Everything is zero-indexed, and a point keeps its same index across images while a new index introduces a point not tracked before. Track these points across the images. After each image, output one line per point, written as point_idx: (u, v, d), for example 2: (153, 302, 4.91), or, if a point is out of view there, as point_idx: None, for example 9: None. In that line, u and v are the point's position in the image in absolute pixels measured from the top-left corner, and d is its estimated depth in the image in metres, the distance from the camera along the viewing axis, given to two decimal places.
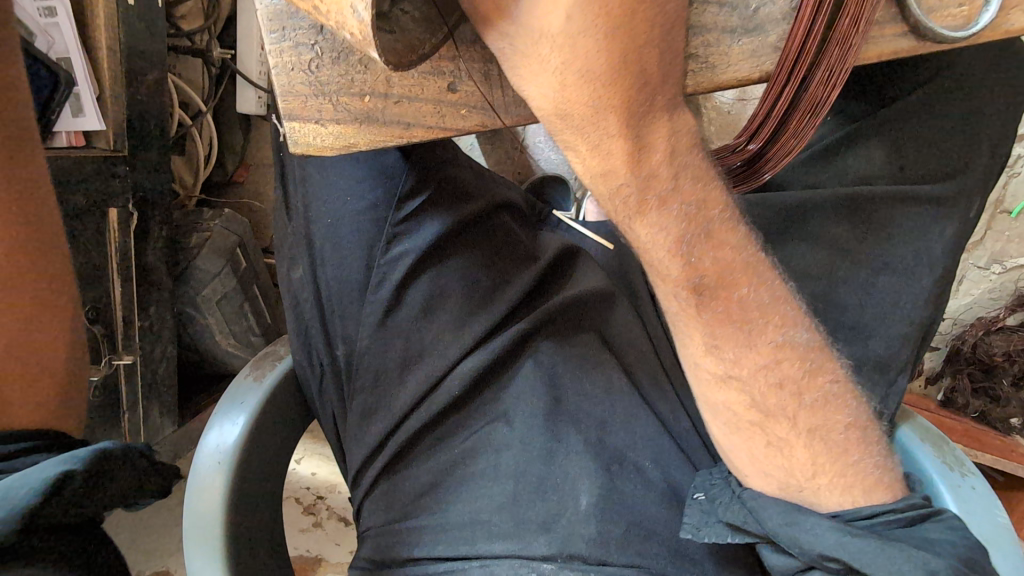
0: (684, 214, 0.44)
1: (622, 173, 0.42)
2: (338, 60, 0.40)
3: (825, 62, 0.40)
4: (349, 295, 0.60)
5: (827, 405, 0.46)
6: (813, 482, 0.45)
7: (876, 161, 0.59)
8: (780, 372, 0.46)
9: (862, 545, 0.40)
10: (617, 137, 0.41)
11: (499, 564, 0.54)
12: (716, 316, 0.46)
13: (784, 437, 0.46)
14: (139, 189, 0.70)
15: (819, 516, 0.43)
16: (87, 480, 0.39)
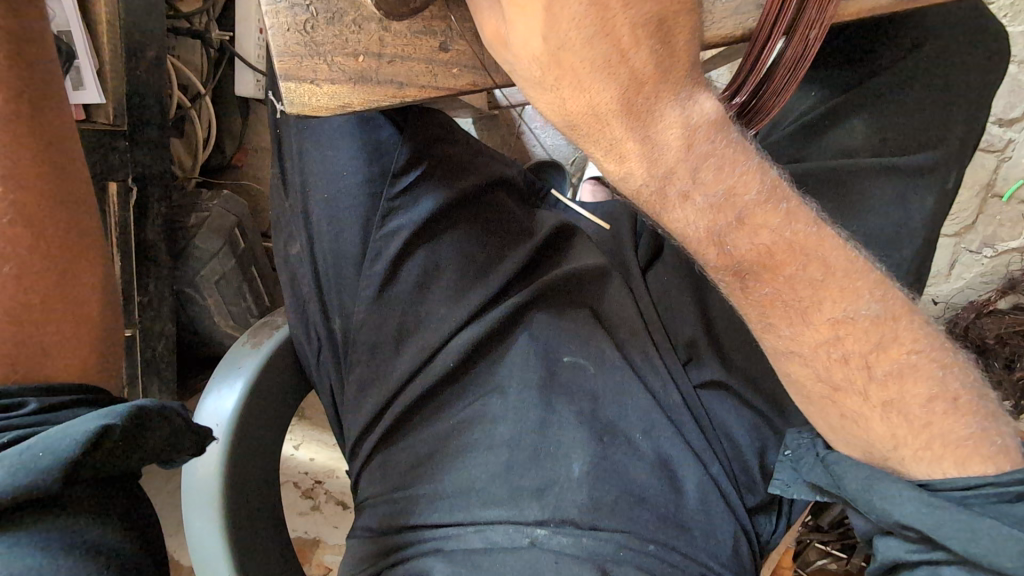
0: (711, 203, 0.45)
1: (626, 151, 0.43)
2: (333, 21, 0.41)
3: (804, 20, 0.41)
4: (346, 268, 0.62)
5: (902, 378, 0.46)
6: (898, 452, 0.47)
7: (858, 135, 0.59)
8: (842, 348, 0.46)
9: (942, 517, 0.42)
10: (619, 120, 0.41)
11: (494, 530, 0.55)
12: (765, 299, 0.47)
13: (858, 412, 0.47)
14: (139, 165, 0.71)
15: (904, 486, 0.45)
16: (125, 439, 0.39)
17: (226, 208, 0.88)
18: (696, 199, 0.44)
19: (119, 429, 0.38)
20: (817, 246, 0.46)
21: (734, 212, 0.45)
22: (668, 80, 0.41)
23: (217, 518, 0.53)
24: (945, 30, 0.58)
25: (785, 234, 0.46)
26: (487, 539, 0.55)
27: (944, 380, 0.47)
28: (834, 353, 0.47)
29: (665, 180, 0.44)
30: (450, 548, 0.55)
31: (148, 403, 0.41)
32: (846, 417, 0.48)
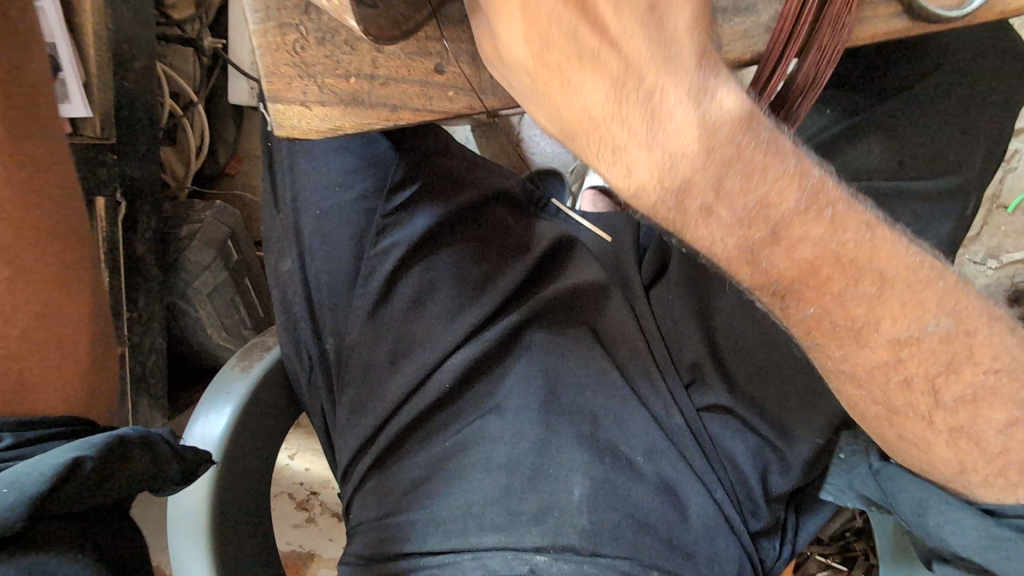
0: (739, 218, 0.41)
1: (634, 164, 0.39)
2: (324, 41, 0.39)
3: (819, 41, 0.39)
4: (339, 286, 0.60)
5: (974, 403, 0.43)
6: (960, 477, 0.46)
7: (875, 155, 0.58)
8: (904, 373, 0.43)
9: (999, 550, 0.43)
10: (627, 128, 0.38)
11: (492, 556, 0.53)
12: (810, 322, 0.44)
13: (920, 436, 0.45)
14: (127, 178, 0.69)
15: (963, 511, 0.45)
16: (100, 467, 0.38)
17: (219, 218, 0.86)
18: (721, 212, 0.40)
19: (94, 457, 0.37)
20: (870, 256, 0.42)
21: (764, 226, 0.41)
22: (671, 73, 0.37)
23: (201, 548, 0.51)
24: (962, 51, 0.57)
25: (830, 250, 0.41)
26: (486, 565, 0.53)
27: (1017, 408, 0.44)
28: (896, 378, 0.44)
29: (682, 193, 0.40)
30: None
31: (127, 430, 0.40)
32: (905, 440, 0.46)
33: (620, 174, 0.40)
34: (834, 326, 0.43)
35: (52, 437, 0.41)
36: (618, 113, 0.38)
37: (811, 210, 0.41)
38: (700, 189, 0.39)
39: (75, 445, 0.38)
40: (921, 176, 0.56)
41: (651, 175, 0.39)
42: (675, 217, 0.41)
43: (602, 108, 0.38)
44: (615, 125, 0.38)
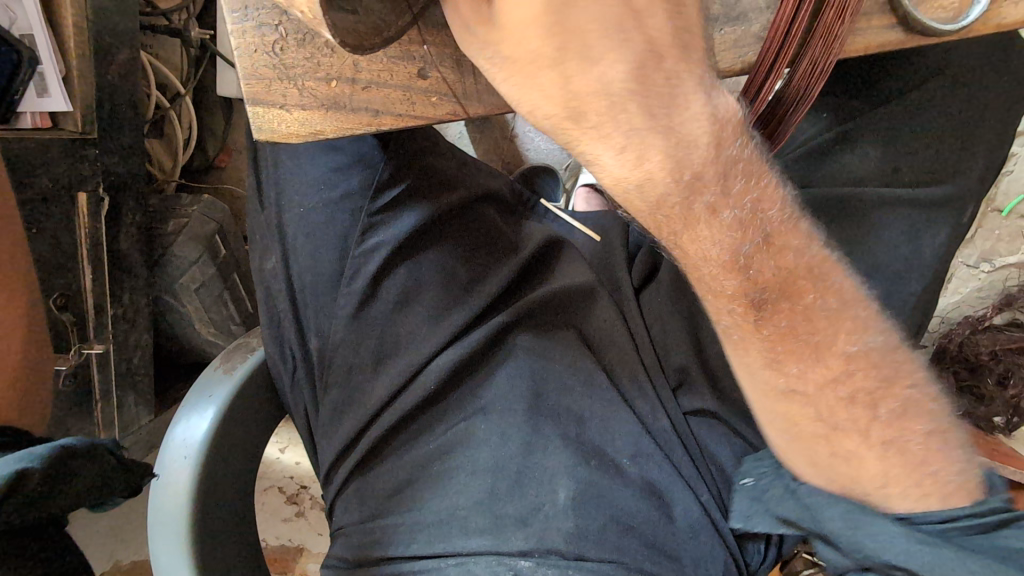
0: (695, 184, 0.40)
1: (602, 134, 0.38)
2: (303, 43, 0.38)
3: (809, 53, 0.39)
4: (323, 288, 0.59)
5: (905, 414, 0.44)
6: (883, 490, 0.44)
7: (872, 161, 0.56)
8: (849, 386, 0.44)
9: (933, 552, 0.41)
10: (606, 96, 0.37)
11: (476, 562, 0.53)
12: (779, 332, 0.43)
13: (852, 450, 0.44)
14: (110, 173, 0.68)
15: (887, 519, 0.43)
16: (47, 477, 0.45)
17: (207, 213, 0.85)
18: (686, 194, 0.40)
19: None
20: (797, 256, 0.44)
21: (717, 216, 0.41)
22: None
23: (179, 551, 0.50)
24: (960, 56, 0.56)
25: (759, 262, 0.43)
26: (469, 571, 0.52)
27: (936, 420, 0.45)
28: (840, 392, 0.44)
29: (639, 143, 0.38)
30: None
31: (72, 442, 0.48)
32: (837, 457, 0.44)
33: (586, 144, 0.39)
34: (775, 327, 0.43)
35: None
36: (604, 80, 0.37)
37: (747, 223, 0.42)
38: (668, 167, 0.39)
39: None
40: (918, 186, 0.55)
41: (622, 149, 0.38)
42: (637, 191, 0.40)
43: (586, 73, 0.36)
44: (595, 93, 0.37)
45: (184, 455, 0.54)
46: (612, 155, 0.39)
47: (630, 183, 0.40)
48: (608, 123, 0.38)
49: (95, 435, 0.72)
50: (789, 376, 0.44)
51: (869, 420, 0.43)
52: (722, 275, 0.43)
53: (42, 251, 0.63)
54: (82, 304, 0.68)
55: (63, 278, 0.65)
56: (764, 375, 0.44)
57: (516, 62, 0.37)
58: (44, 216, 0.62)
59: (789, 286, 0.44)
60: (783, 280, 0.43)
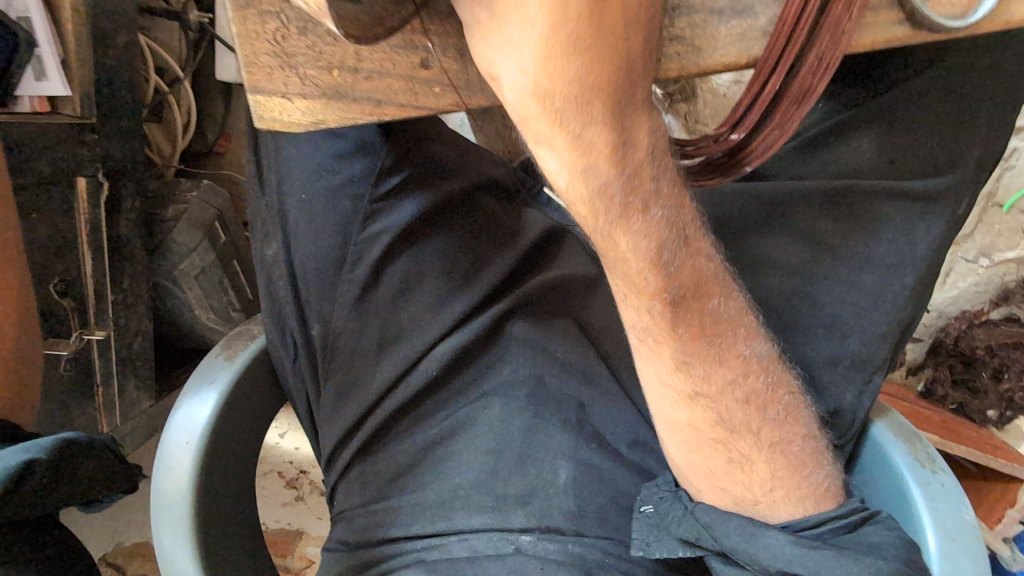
0: (618, 186, 0.40)
1: (547, 135, 0.37)
2: (306, 31, 0.38)
3: (813, 48, 0.39)
4: (326, 274, 0.59)
5: (787, 419, 0.49)
6: (768, 496, 0.48)
7: (865, 152, 0.57)
8: (745, 389, 0.48)
9: (816, 555, 0.43)
10: (559, 96, 0.35)
11: (477, 538, 0.53)
12: (689, 334, 0.47)
13: (745, 454, 0.48)
14: (108, 158, 0.67)
15: (772, 529, 0.46)
16: (51, 468, 0.47)
17: (207, 199, 0.85)
18: (604, 205, 0.40)
19: (44, 459, 0.46)
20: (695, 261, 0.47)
21: (628, 231, 0.42)
22: None
23: (184, 533, 0.51)
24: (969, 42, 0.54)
25: (669, 275, 0.45)
26: (471, 548, 0.53)
27: (809, 423, 0.51)
28: (736, 394, 0.48)
29: (570, 125, 0.36)
30: (433, 558, 0.53)
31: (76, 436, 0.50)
32: (734, 462, 0.48)
33: (529, 136, 0.38)
34: (682, 331, 0.46)
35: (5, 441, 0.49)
36: (565, 81, 0.34)
37: (648, 239, 0.43)
38: (598, 177, 0.39)
39: (26, 449, 0.47)
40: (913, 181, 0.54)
41: (565, 150, 0.37)
42: (564, 192, 0.40)
43: (551, 67, 0.34)
44: (551, 91, 0.35)
45: (188, 442, 0.54)
46: (553, 155, 0.38)
47: (561, 184, 0.39)
48: (552, 126, 0.36)
49: (98, 419, 0.73)
50: (692, 380, 0.47)
51: (758, 422, 0.48)
52: (622, 287, 0.45)
53: (42, 235, 0.62)
54: (83, 289, 0.68)
55: (63, 265, 0.65)
56: (670, 382, 0.48)
57: (488, 46, 0.35)
58: (43, 202, 0.62)
59: (695, 301, 0.47)
60: (692, 295, 0.46)
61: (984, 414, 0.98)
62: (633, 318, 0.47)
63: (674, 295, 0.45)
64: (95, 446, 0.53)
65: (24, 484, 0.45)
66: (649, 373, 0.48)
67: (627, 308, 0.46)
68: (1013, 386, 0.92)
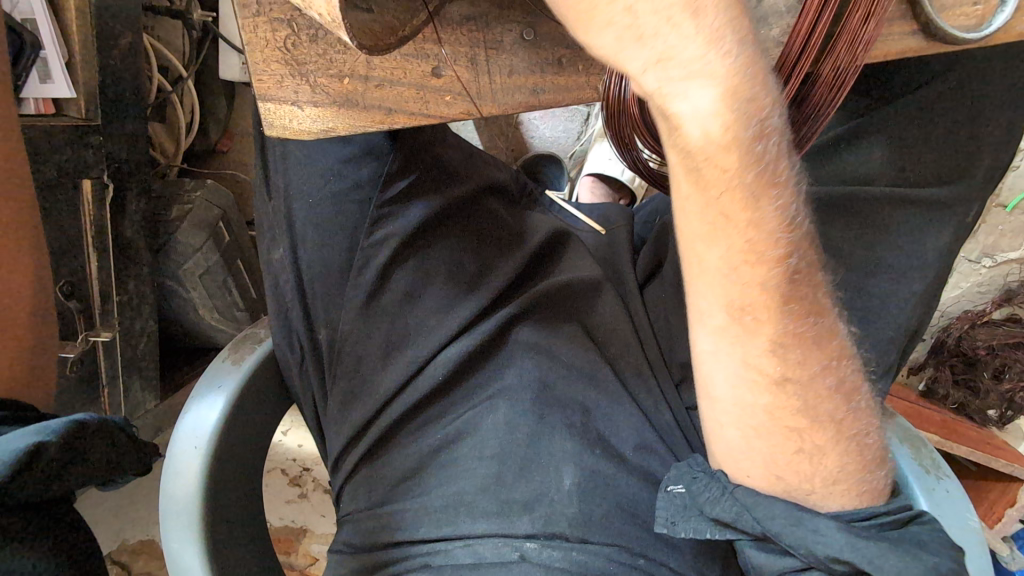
0: (760, 121, 0.38)
1: (700, 63, 0.36)
2: (317, 39, 0.37)
3: (833, 57, 0.39)
4: (333, 279, 0.59)
5: (863, 412, 0.47)
6: (821, 487, 0.46)
7: (876, 162, 0.57)
8: (835, 374, 0.46)
9: (869, 545, 0.41)
10: (707, 8, 0.35)
11: (482, 543, 0.53)
12: (795, 313, 0.44)
13: (819, 445, 0.46)
14: (113, 159, 0.67)
15: (821, 517, 0.44)
16: (61, 453, 0.45)
17: (210, 199, 0.84)
18: (758, 144, 0.39)
19: (54, 443, 0.44)
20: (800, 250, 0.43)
21: (772, 182, 0.40)
22: None
23: (192, 537, 0.51)
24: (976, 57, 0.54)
25: (794, 238, 0.42)
26: (476, 554, 0.53)
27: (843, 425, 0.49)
28: (827, 381, 0.45)
29: (717, 47, 0.36)
30: (438, 563, 0.53)
31: (89, 420, 0.48)
32: (802, 453, 0.46)
33: (676, 73, 0.36)
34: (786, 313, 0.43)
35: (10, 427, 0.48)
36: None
37: (784, 193, 0.41)
38: (756, 108, 0.37)
39: (37, 431, 0.45)
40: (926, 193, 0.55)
41: (723, 77, 0.36)
42: (720, 137, 0.37)
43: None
44: (700, 4, 0.35)
45: (195, 446, 0.54)
46: (706, 92, 0.36)
47: (717, 126, 0.37)
48: (706, 47, 0.35)
49: (104, 420, 0.73)
50: (785, 365, 0.44)
51: (843, 411, 0.46)
52: (738, 254, 0.42)
53: (50, 238, 0.62)
54: (89, 291, 0.67)
55: (70, 267, 0.64)
56: (756, 365, 0.45)
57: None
58: (51, 204, 0.61)
59: (806, 272, 0.44)
60: (803, 262, 0.44)
61: (984, 412, 0.97)
62: (735, 296, 0.43)
63: (795, 263, 0.42)
64: (110, 429, 0.51)
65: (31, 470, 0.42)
66: (728, 354, 0.45)
67: (735, 285, 0.43)
68: (1015, 386, 0.91)
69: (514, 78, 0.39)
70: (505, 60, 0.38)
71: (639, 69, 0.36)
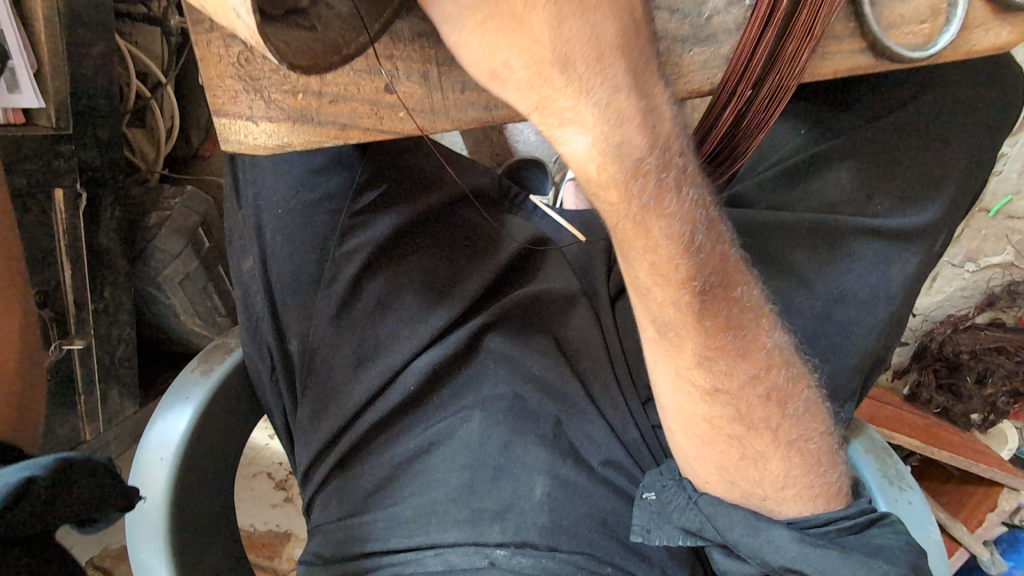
0: (640, 163, 0.37)
1: (573, 113, 0.35)
2: (270, 54, 0.37)
3: (776, 74, 0.37)
4: (303, 288, 0.58)
5: (805, 416, 0.47)
6: (779, 493, 0.47)
7: (846, 187, 0.55)
8: (766, 383, 0.46)
9: (824, 554, 0.42)
10: (580, 59, 0.34)
11: (454, 551, 0.53)
12: (716, 326, 0.44)
13: (758, 450, 0.46)
14: (86, 168, 0.67)
15: (779, 525, 0.45)
16: (50, 490, 0.41)
17: (190, 206, 0.84)
18: (639, 184, 0.38)
19: (44, 478, 0.41)
20: (719, 266, 0.43)
21: (662, 217, 0.39)
22: None
23: (159, 549, 0.51)
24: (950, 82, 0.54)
25: (699, 260, 0.41)
26: (447, 562, 0.53)
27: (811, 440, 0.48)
28: (757, 390, 0.46)
29: (590, 91, 0.35)
30: (409, 572, 0.53)
31: (76, 456, 0.44)
32: (746, 459, 0.46)
33: (553, 120, 0.36)
34: (705, 327, 0.43)
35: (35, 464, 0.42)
36: (585, 42, 0.33)
37: (682, 222, 0.40)
38: (632, 152, 0.36)
39: (22, 468, 0.41)
40: (889, 212, 0.54)
41: (596, 123, 0.35)
42: (597, 178, 0.38)
43: (566, 33, 0.33)
44: (572, 57, 0.33)
45: (162, 457, 0.54)
46: (581, 136, 0.36)
47: (592, 169, 0.37)
48: (577, 98, 0.35)
49: (80, 427, 0.73)
50: (712, 377, 0.45)
51: (777, 420, 0.46)
52: (648, 276, 0.41)
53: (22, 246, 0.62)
54: (61, 300, 0.67)
55: (42, 275, 0.65)
56: (687, 377, 0.45)
57: (489, 33, 0.33)
58: (21, 214, 0.61)
59: (721, 290, 0.43)
60: (717, 281, 0.43)
61: (967, 417, 0.96)
62: (656, 310, 0.43)
63: (703, 282, 0.42)
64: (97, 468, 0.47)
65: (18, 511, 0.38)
66: (665, 367, 0.46)
67: (650, 301, 0.43)
68: (997, 390, 0.90)
69: (467, 95, 0.38)
70: (457, 77, 0.38)
71: (523, 111, 0.36)
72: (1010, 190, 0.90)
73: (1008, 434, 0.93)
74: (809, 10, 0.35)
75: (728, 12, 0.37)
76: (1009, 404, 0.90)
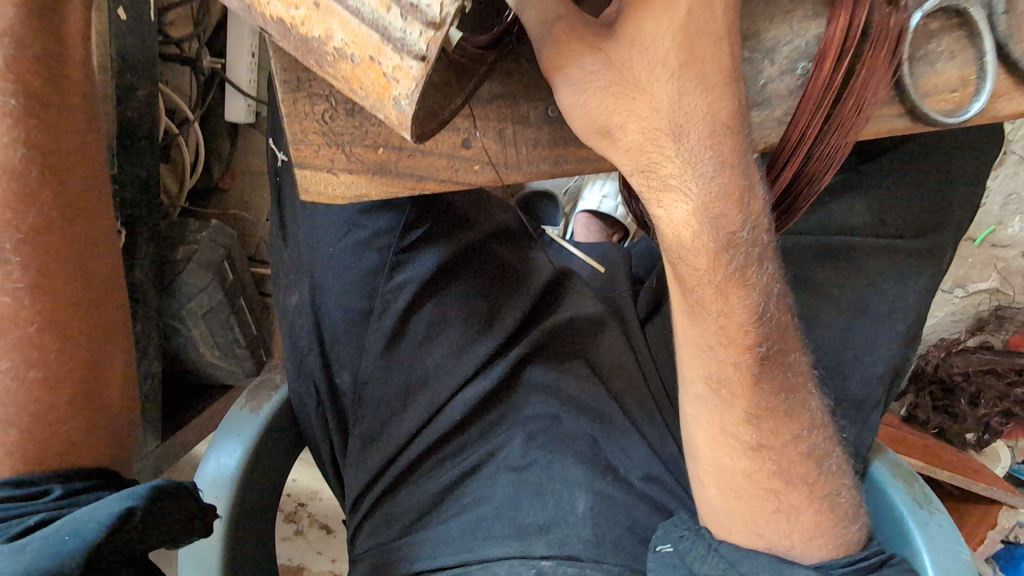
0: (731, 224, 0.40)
1: (677, 181, 0.39)
2: (353, 113, 0.40)
3: (824, 141, 0.40)
4: (353, 324, 0.60)
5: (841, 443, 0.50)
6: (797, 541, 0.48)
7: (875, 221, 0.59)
8: (796, 447, 0.47)
9: None
10: (692, 131, 0.38)
11: (499, 564, 0.55)
12: (768, 372, 0.45)
13: (794, 504, 0.48)
14: (124, 206, 0.69)
15: (803, 568, 0.45)
16: (147, 516, 0.39)
17: (214, 238, 0.85)
18: (728, 256, 0.41)
19: (143, 506, 0.39)
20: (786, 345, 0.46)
21: (741, 286, 0.42)
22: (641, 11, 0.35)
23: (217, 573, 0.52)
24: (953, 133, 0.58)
25: (765, 330, 0.44)
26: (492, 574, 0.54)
27: (852, 469, 0.51)
28: (799, 447, 0.48)
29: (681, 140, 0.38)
30: None
31: (168, 481, 0.42)
32: (780, 512, 0.48)
33: (655, 184, 0.39)
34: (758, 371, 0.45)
35: (147, 491, 0.41)
36: (698, 116, 0.38)
37: (758, 294, 0.43)
38: (726, 224, 0.40)
39: (123, 495, 0.40)
40: (925, 249, 0.57)
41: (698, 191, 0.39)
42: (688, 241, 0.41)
43: (682, 106, 0.37)
44: (685, 126, 0.38)
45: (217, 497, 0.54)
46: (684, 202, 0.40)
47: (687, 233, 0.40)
48: (683, 166, 0.39)
49: None
50: (759, 434, 0.47)
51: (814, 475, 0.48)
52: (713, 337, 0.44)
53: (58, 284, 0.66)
54: None
55: None
56: (731, 431, 0.47)
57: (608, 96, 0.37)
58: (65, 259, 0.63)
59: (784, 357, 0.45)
60: (777, 347, 0.45)
61: (963, 436, 0.99)
62: (718, 368, 0.45)
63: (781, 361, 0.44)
64: (187, 490, 0.44)
65: (116, 542, 0.37)
66: (719, 423, 0.47)
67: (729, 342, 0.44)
68: (991, 411, 0.94)
69: (538, 150, 0.41)
70: (530, 134, 0.41)
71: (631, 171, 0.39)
72: (993, 221, 0.94)
73: (1001, 453, 0.98)
74: (860, 90, 0.38)
75: (782, 79, 0.40)
76: (1002, 424, 0.94)
